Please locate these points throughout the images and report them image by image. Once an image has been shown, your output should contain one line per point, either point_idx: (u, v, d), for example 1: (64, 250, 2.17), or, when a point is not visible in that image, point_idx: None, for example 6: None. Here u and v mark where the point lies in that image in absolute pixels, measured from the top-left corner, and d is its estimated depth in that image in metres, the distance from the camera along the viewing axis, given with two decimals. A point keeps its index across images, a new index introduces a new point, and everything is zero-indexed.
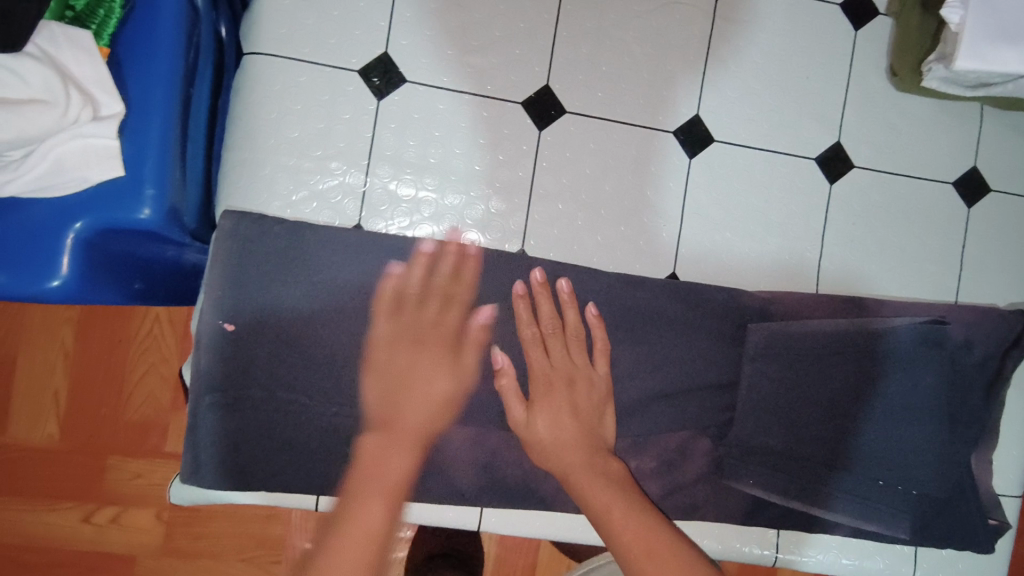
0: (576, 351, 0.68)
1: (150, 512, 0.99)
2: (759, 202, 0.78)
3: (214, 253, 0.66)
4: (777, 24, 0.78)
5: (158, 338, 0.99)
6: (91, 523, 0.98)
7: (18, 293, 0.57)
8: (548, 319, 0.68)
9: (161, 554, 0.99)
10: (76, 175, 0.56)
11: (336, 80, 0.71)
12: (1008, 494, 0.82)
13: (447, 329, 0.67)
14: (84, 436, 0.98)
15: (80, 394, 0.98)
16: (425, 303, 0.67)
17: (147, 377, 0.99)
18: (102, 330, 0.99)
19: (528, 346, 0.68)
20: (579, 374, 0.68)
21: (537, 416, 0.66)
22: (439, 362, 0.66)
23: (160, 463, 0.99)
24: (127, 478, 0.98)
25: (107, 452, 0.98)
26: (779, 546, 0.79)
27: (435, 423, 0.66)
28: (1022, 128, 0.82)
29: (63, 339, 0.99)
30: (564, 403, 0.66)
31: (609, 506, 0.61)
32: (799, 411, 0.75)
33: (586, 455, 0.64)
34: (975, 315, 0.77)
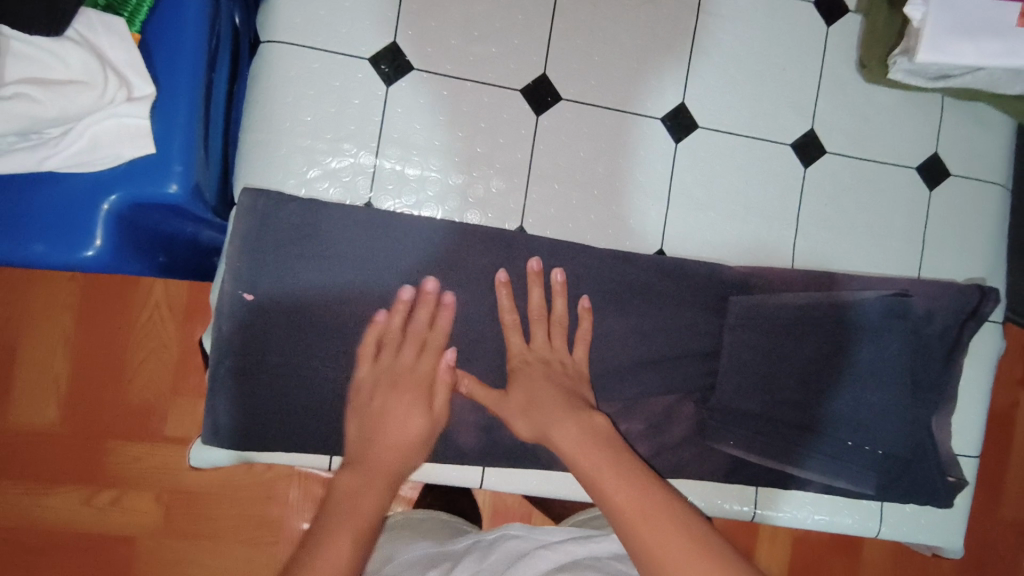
0: (557, 337, 0.76)
1: (148, 494, 1.03)
2: (739, 187, 0.84)
3: (234, 227, 0.72)
4: (756, 20, 0.84)
5: (158, 324, 1.03)
6: (92, 505, 1.02)
7: (57, 260, 0.62)
8: (536, 304, 0.76)
9: (162, 533, 1.03)
10: (109, 152, 0.61)
11: (347, 66, 0.75)
12: (967, 454, 0.89)
13: (424, 374, 0.72)
14: (85, 420, 1.02)
15: (81, 377, 1.02)
16: (404, 347, 0.73)
17: (150, 358, 1.03)
18: (104, 317, 1.03)
19: (508, 331, 0.75)
20: (555, 356, 0.75)
21: (514, 392, 0.73)
22: (415, 402, 0.71)
23: (160, 446, 1.03)
24: (128, 461, 1.02)
25: (109, 433, 1.02)
26: (756, 502, 0.85)
27: (409, 463, 0.70)
28: (978, 117, 0.89)
29: (65, 324, 1.02)
30: (540, 376, 0.73)
31: (602, 475, 0.65)
32: (773, 376, 0.82)
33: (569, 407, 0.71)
34: (935, 289, 0.84)
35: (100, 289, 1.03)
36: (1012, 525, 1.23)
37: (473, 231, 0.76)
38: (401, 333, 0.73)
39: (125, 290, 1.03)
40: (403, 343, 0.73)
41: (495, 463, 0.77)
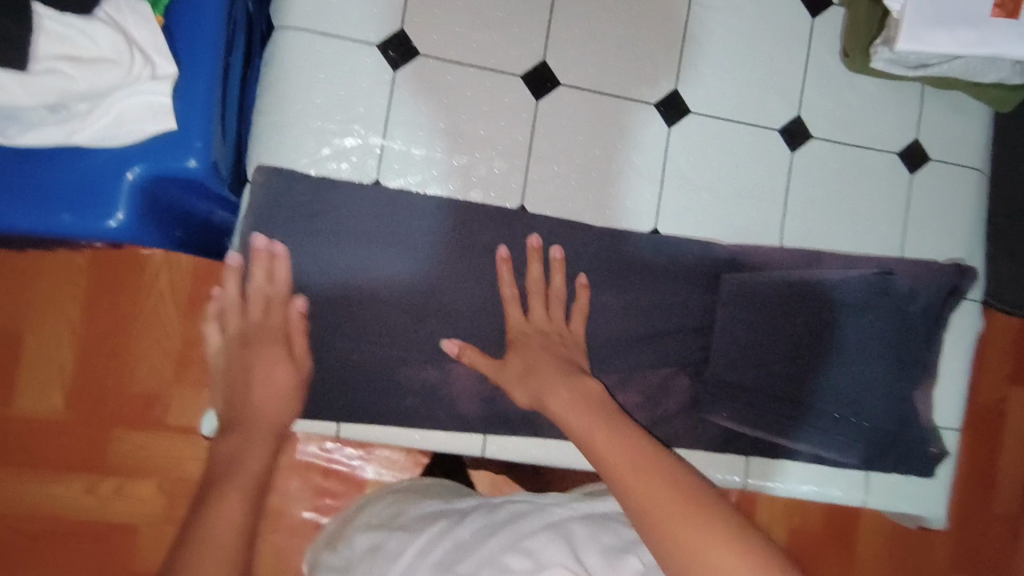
0: (555, 310, 0.79)
1: (151, 483, 1.06)
2: (730, 171, 0.87)
3: (248, 203, 0.75)
4: (745, 11, 0.88)
5: (160, 315, 1.06)
6: (95, 494, 1.05)
7: (84, 229, 0.66)
8: (536, 278, 0.79)
9: (162, 523, 1.06)
10: (134, 127, 0.64)
11: (357, 51, 0.79)
12: (949, 427, 0.93)
13: (276, 327, 0.73)
14: (89, 408, 1.05)
15: (86, 366, 1.05)
16: (250, 308, 0.74)
17: (151, 350, 1.06)
18: (108, 307, 1.06)
19: (508, 303, 0.78)
20: (552, 328, 0.78)
21: (512, 357, 0.76)
22: (276, 356, 0.72)
23: (163, 436, 1.06)
24: (130, 450, 1.06)
25: (114, 422, 1.05)
26: (747, 472, 0.89)
27: (287, 412, 0.71)
28: (956, 104, 0.93)
29: (69, 313, 1.05)
30: (539, 347, 0.76)
31: (595, 435, 0.65)
32: (762, 351, 0.85)
33: (559, 367, 0.74)
34: (918, 268, 0.88)
35: (104, 280, 1.06)
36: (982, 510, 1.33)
37: (478, 209, 0.80)
38: (238, 297, 0.75)
39: (129, 280, 1.06)
40: (244, 303, 0.74)
41: (496, 432, 0.82)
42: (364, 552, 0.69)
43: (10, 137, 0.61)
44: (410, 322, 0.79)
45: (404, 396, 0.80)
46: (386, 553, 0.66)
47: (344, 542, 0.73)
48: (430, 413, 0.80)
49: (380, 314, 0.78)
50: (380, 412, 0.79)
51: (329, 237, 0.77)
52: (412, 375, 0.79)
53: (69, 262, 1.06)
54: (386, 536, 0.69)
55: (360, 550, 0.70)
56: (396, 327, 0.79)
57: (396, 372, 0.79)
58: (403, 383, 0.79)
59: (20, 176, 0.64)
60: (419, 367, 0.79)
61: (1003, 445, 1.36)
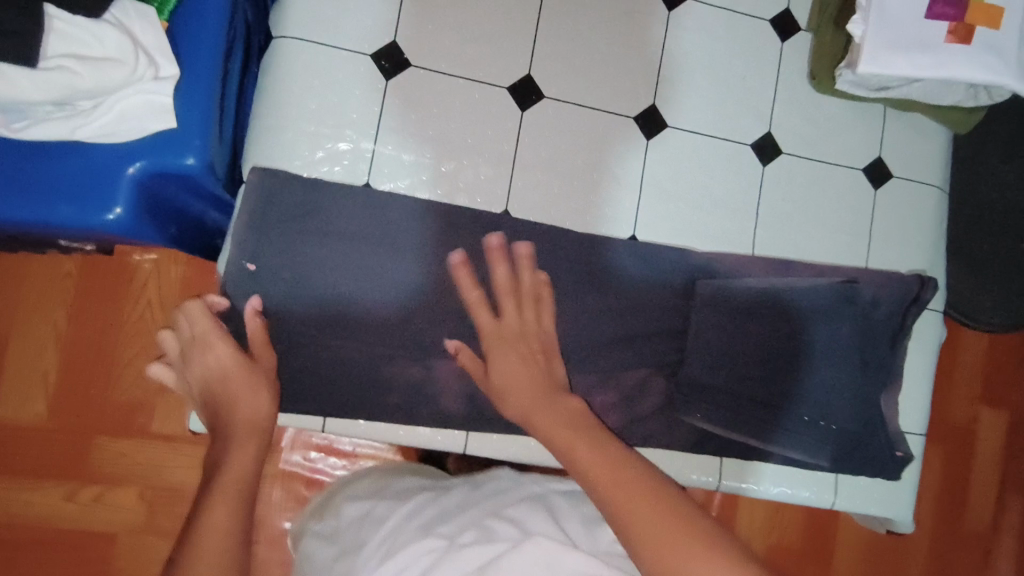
0: (527, 310, 0.79)
1: (132, 491, 1.07)
2: (704, 183, 0.92)
3: (242, 203, 0.78)
4: (718, 34, 0.94)
5: (148, 324, 1.09)
6: (75, 501, 1.06)
7: (81, 221, 0.68)
8: (502, 276, 0.81)
9: (141, 531, 1.07)
10: (138, 124, 0.68)
11: (351, 61, 0.82)
12: (913, 432, 0.98)
13: (214, 331, 0.72)
14: (72, 415, 1.06)
15: (71, 373, 1.07)
16: (185, 324, 0.73)
17: (137, 359, 1.08)
18: (94, 315, 1.08)
19: (475, 306, 0.80)
20: (528, 330, 0.77)
21: (493, 367, 0.75)
22: (224, 357, 0.70)
23: (145, 443, 1.08)
24: (113, 457, 1.07)
25: (95, 431, 1.07)
26: (721, 473, 0.92)
27: (258, 403, 0.69)
28: (917, 125, 0.99)
29: (56, 320, 1.07)
30: (513, 350, 0.75)
31: (575, 445, 0.63)
32: (736, 354, 0.89)
33: (530, 354, 0.75)
34: (881, 279, 0.93)
35: (92, 288, 1.08)
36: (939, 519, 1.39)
37: (463, 213, 0.83)
38: (187, 308, 0.74)
39: (117, 289, 1.09)
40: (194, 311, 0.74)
41: (479, 429, 0.84)
42: (352, 521, 0.73)
43: (18, 130, 0.64)
44: (397, 320, 0.81)
45: (389, 392, 0.82)
46: (375, 519, 0.70)
47: (332, 512, 0.78)
48: (414, 409, 0.83)
49: (367, 312, 0.81)
50: (366, 407, 0.82)
51: (318, 237, 0.80)
52: (397, 371, 0.82)
53: (56, 269, 1.08)
54: (375, 507, 0.72)
55: (347, 519, 0.74)
56: (383, 325, 0.81)
57: (382, 369, 0.82)
58: (388, 380, 0.82)
59: (25, 170, 0.67)
60: (404, 364, 0.82)
61: (973, 464, 1.41)
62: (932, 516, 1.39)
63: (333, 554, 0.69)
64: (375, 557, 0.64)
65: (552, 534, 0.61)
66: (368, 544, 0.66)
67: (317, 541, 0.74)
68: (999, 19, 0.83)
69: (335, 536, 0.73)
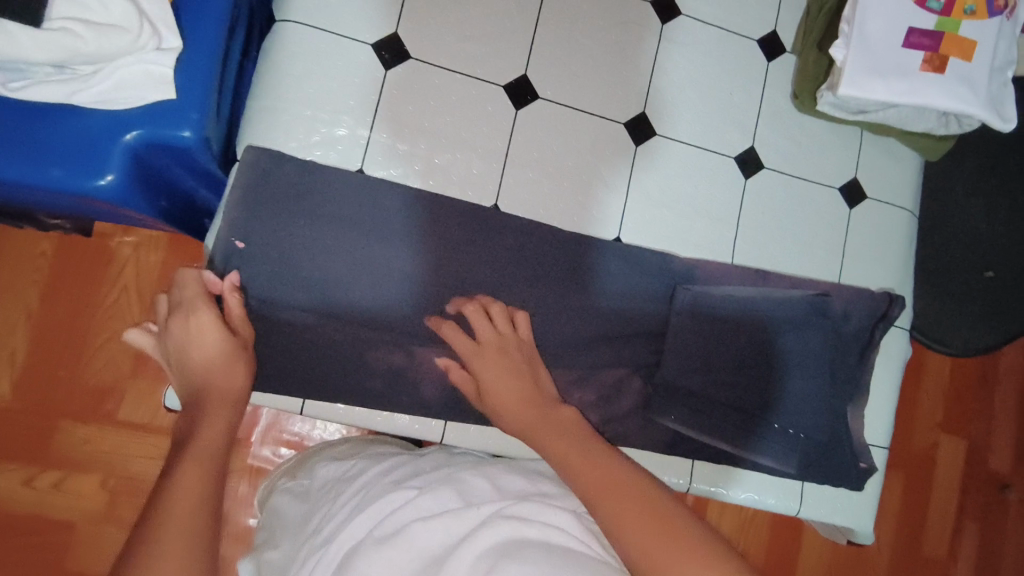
0: (501, 322, 0.79)
1: (95, 478, 1.05)
2: (687, 193, 0.95)
3: (235, 180, 0.79)
4: (708, 50, 0.98)
5: (123, 307, 1.08)
6: (33, 486, 1.03)
7: (72, 185, 0.68)
8: (471, 307, 0.80)
9: (102, 520, 1.05)
10: (135, 92, 0.68)
11: (352, 49, 0.84)
12: (878, 445, 1.01)
13: (203, 301, 0.70)
14: (37, 397, 1.04)
15: (39, 354, 1.05)
16: (173, 293, 0.71)
17: (109, 343, 1.07)
18: (68, 296, 1.07)
19: (450, 336, 0.79)
20: (507, 341, 0.77)
21: (484, 387, 0.74)
22: (209, 328, 0.68)
23: (112, 430, 1.06)
24: (77, 443, 1.05)
25: (59, 414, 1.05)
26: (693, 476, 0.93)
27: (238, 383, 0.66)
28: (891, 150, 1.04)
29: (28, 300, 1.06)
30: (499, 366, 0.74)
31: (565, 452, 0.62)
32: (711, 359, 0.91)
33: (524, 360, 0.76)
34: (851, 294, 0.96)
35: (67, 268, 1.07)
36: (898, 540, 1.42)
37: (453, 206, 0.85)
38: (180, 276, 0.72)
39: (93, 271, 1.08)
40: (184, 280, 0.72)
41: (456, 419, 0.85)
42: (325, 480, 0.75)
43: (15, 90, 0.65)
44: (381, 305, 0.82)
45: (369, 377, 0.82)
46: (346, 478, 0.72)
47: (306, 471, 0.81)
48: (393, 396, 0.83)
49: (352, 297, 0.81)
50: (345, 391, 0.82)
51: (309, 219, 0.80)
52: (378, 357, 0.82)
53: (33, 246, 1.07)
54: (348, 467, 0.74)
55: (320, 478, 0.76)
56: (367, 310, 0.82)
57: (364, 354, 0.82)
58: (369, 365, 0.82)
59: (18, 130, 0.66)
60: (385, 350, 0.82)
61: (933, 490, 1.45)
62: (892, 539, 1.42)
63: (304, 510, 0.72)
64: (345, 507, 0.66)
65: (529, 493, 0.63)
66: (340, 497, 0.68)
67: (290, 498, 0.77)
68: (971, 51, 0.88)
69: (306, 495, 0.75)
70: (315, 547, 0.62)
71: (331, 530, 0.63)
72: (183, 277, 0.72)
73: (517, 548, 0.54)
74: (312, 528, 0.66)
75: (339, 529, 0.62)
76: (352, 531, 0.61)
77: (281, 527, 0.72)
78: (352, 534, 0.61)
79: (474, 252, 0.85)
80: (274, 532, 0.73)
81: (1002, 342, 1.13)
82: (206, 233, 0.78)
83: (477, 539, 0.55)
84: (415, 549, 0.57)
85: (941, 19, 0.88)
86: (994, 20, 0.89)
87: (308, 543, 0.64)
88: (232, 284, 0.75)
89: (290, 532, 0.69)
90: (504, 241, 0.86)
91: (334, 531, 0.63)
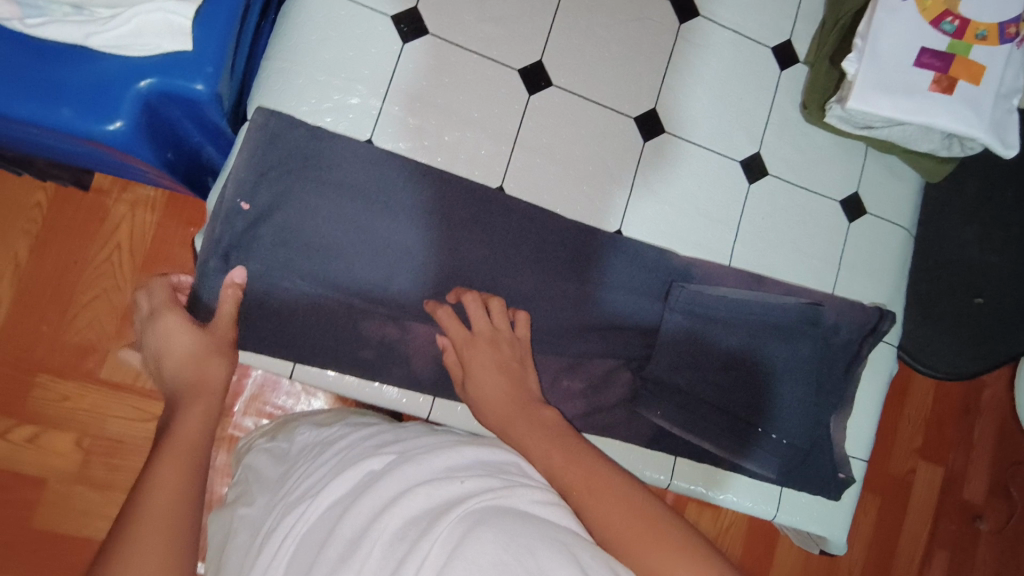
0: (497, 315, 0.80)
1: (70, 437, 1.04)
2: (691, 193, 0.96)
3: (244, 140, 0.79)
4: (722, 54, 0.98)
5: (115, 266, 1.07)
6: (7, 440, 1.02)
7: (79, 126, 0.67)
8: (472, 302, 0.80)
9: (74, 479, 1.04)
10: (152, 40, 0.68)
11: (372, 19, 0.84)
12: (857, 456, 1.02)
13: (175, 306, 0.71)
14: (17, 350, 1.03)
15: (23, 306, 1.04)
16: (148, 298, 0.72)
17: (95, 301, 1.06)
18: (58, 250, 1.06)
19: (445, 322, 0.80)
20: (500, 336, 0.78)
21: (473, 377, 0.75)
22: (181, 326, 0.68)
23: (92, 388, 1.05)
24: (55, 400, 1.04)
25: (39, 369, 1.04)
26: (673, 472, 0.94)
27: (212, 373, 0.66)
28: (893, 168, 1.06)
29: (16, 251, 1.05)
30: (489, 360, 0.76)
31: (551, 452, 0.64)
32: (702, 360, 0.91)
33: (515, 357, 0.77)
34: (845, 304, 0.97)
35: (60, 222, 1.06)
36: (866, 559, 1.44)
37: (458, 185, 0.85)
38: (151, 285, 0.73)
39: (86, 227, 1.07)
40: (154, 289, 0.73)
41: (445, 396, 0.85)
42: (304, 445, 0.75)
43: (32, 26, 0.65)
44: (378, 278, 0.82)
45: (360, 347, 0.82)
46: (327, 441, 0.72)
47: (285, 435, 0.81)
48: (384, 368, 0.83)
49: (349, 267, 0.81)
50: (336, 358, 0.82)
51: (315, 185, 0.80)
52: (372, 329, 0.82)
53: (27, 197, 1.06)
54: (329, 432, 0.75)
55: (299, 443, 0.76)
56: (363, 281, 0.81)
57: (358, 325, 0.82)
58: (362, 335, 0.82)
59: (28, 68, 0.66)
60: (379, 322, 0.82)
61: (906, 513, 1.47)
62: (862, 557, 1.44)
63: (282, 469, 0.72)
64: (324, 467, 0.66)
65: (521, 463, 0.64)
66: (320, 459, 0.68)
67: (267, 458, 0.76)
68: (979, 76, 0.89)
69: (284, 458, 0.75)
70: (291, 503, 0.62)
71: (309, 487, 0.64)
72: (153, 287, 0.73)
73: (498, 517, 0.52)
74: (290, 485, 0.66)
75: (319, 488, 0.62)
76: (332, 490, 0.61)
77: (257, 485, 0.71)
78: (330, 494, 0.60)
79: (475, 231, 0.85)
80: (249, 489, 0.72)
81: (990, 368, 1.16)
82: (213, 191, 0.77)
83: (460, 506, 0.54)
84: (395, 515, 0.54)
85: (953, 41, 0.89)
86: (1005, 47, 0.91)
87: (285, 499, 0.64)
88: (233, 282, 0.75)
89: (267, 489, 0.69)
90: (510, 224, 0.87)
91: (310, 490, 0.63)
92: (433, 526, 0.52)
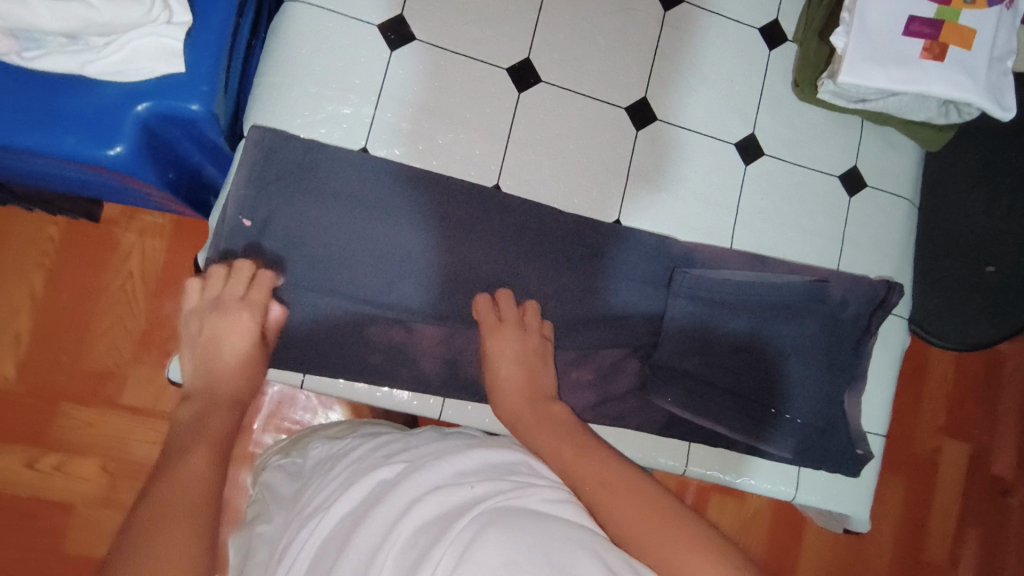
0: (529, 315, 0.83)
1: (95, 462, 1.06)
2: (687, 179, 0.96)
3: (241, 156, 0.80)
4: (710, 38, 0.99)
5: (128, 293, 1.09)
6: (35, 469, 1.04)
7: (81, 153, 0.69)
8: (507, 304, 0.83)
9: (100, 503, 1.06)
10: (148, 65, 0.69)
11: (359, 29, 0.86)
12: (873, 432, 1.01)
13: (256, 304, 0.74)
14: (39, 379, 1.06)
15: (43, 336, 1.07)
16: (231, 279, 0.75)
17: (110, 329, 1.08)
18: (73, 280, 1.08)
19: (479, 309, 0.83)
20: (533, 332, 0.82)
21: (501, 365, 0.78)
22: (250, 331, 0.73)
23: (112, 413, 1.07)
24: (77, 425, 1.06)
25: (61, 398, 1.06)
26: (688, 459, 0.93)
27: (244, 384, 0.71)
28: (890, 140, 1.05)
29: (32, 284, 1.07)
30: (512, 348, 0.79)
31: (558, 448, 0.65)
32: (712, 343, 0.91)
33: (540, 350, 0.80)
34: (849, 280, 0.96)
35: (73, 252, 1.09)
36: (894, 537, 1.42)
37: (453, 186, 0.86)
38: (231, 266, 0.76)
39: (97, 256, 1.09)
40: (230, 272, 0.75)
41: (455, 395, 0.85)
42: (317, 459, 0.76)
43: (30, 58, 0.66)
44: (381, 283, 0.83)
45: (369, 352, 0.83)
46: (337, 455, 0.73)
47: (299, 450, 0.82)
48: (393, 371, 0.84)
49: (353, 273, 0.82)
50: (346, 368, 0.82)
51: (314, 198, 0.82)
52: (379, 334, 0.83)
53: (38, 231, 1.08)
54: (340, 445, 0.76)
55: (312, 457, 0.77)
56: (365, 286, 0.82)
57: (364, 330, 0.82)
58: (368, 340, 0.83)
59: (29, 101, 0.68)
60: (386, 326, 0.83)
61: (933, 490, 1.45)
62: (891, 538, 1.42)
63: (296, 487, 0.73)
64: (335, 481, 0.67)
65: (530, 461, 0.65)
66: (332, 472, 0.69)
67: (282, 475, 0.77)
68: (971, 40, 0.89)
69: (298, 475, 0.76)
70: (305, 518, 0.63)
71: (322, 501, 0.64)
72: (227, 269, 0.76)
73: (507, 517, 0.53)
74: (305, 501, 0.67)
75: (330, 502, 0.63)
76: (344, 500, 0.62)
77: (273, 503, 0.72)
78: (341, 507, 0.61)
79: (472, 230, 0.86)
80: (266, 508, 0.73)
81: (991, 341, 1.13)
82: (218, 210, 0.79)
83: (473, 508, 0.54)
84: (407, 522, 0.55)
85: (941, 8, 0.89)
86: (994, 9, 0.90)
87: (299, 515, 0.65)
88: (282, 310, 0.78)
89: (282, 507, 0.70)
90: (506, 221, 0.88)
91: (322, 504, 0.64)
92: (447, 530, 0.52)
